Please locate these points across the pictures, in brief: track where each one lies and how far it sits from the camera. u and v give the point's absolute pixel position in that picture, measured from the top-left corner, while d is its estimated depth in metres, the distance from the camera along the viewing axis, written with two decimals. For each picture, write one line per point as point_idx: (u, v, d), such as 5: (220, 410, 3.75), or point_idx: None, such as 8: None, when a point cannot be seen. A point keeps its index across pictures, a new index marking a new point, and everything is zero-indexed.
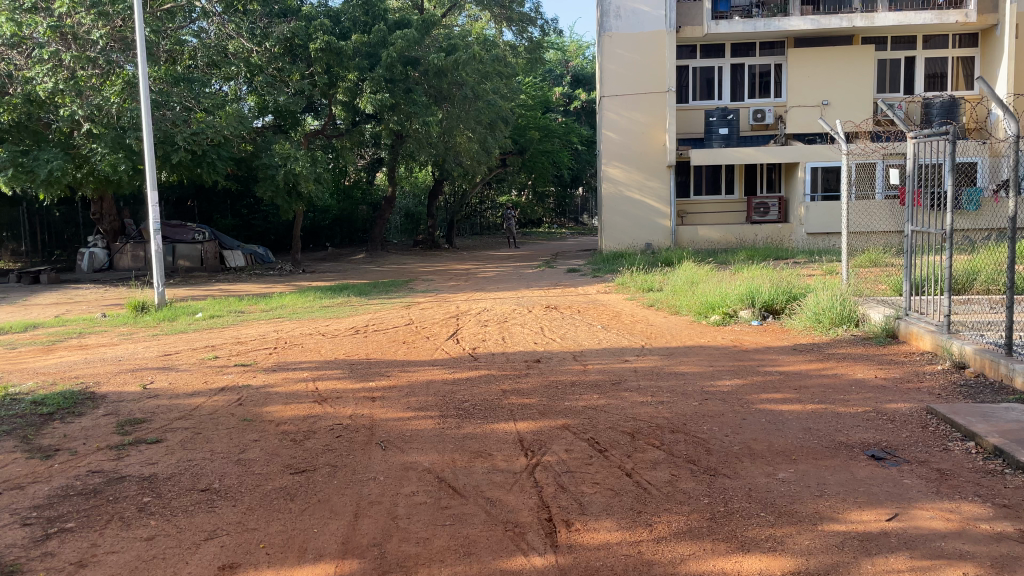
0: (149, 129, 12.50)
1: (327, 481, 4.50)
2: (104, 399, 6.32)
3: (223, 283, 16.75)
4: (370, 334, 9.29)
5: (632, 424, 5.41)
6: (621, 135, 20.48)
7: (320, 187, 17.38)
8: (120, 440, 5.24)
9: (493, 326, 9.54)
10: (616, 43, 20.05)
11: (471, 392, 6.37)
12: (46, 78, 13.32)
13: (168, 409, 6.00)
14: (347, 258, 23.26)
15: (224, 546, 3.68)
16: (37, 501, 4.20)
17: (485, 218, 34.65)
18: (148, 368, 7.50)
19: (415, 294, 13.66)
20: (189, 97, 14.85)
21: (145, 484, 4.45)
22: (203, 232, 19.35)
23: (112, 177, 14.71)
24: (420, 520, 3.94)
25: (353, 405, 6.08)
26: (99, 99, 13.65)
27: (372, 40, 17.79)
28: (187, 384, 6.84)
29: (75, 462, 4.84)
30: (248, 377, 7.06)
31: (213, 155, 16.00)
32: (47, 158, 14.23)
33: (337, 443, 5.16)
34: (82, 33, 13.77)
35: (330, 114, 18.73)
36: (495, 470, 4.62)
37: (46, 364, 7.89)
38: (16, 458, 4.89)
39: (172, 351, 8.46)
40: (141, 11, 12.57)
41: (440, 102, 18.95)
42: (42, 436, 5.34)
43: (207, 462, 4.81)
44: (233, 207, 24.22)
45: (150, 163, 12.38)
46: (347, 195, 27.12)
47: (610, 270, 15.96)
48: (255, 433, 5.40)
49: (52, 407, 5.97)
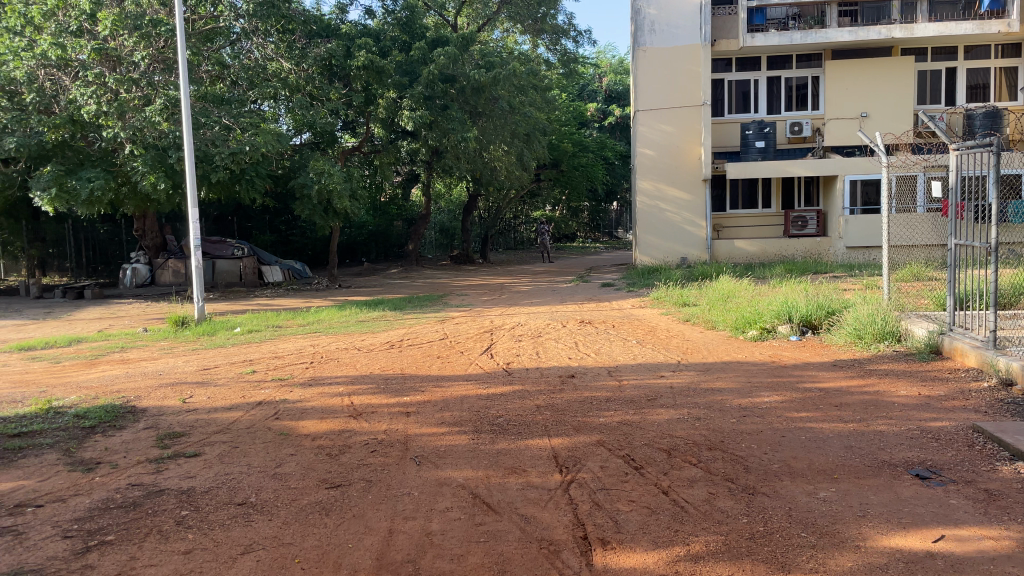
0: (189, 146, 12.60)
1: (362, 496, 4.51)
2: (145, 413, 6.43)
3: (261, 299, 16.85)
4: (405, 349, 9.31)
5: (669, 441, 5.33)
6: (655, 149, 20.38)
7: (356, 203, 17.57)
8: (160, 453, 5.32)
9: (527, 342, 9.49)
10: (650, 57, 20.04)
11: (505, 408, 6.34)
12: (89, 100, 13.67)
13: (206, 423, 6.08)
14: (382, 273, 23.58)
15: (260, 561, 3.70)
16: (78, 514, 4.27)
17: (519, 233, 34.77)
18: (186, 383, 7.59)
19: (450, 308, 13.75)
20: (229, 116, 14.95)
21: (184, 498, 4.50)
22: (242, 247, 19.70)
23: (152, 196, 15.11)
24: (455, 536, 3.93)
25: (388, 420, 6.11)
26: (140, 120, 13.81)
27: (410, 57, 17.97)
28: (224, 398, 6.93)
29: (116, 474, 4.92)
30: (285, 392, 7.11)
31: (252, 173, 16.36)
32: (90, 177, 14.54)
33: (372, 458, 5.19)
34: (125, 55, 14.10)
35: (367, 132, 18.85)
36: (530, 487, 4.59)
37: (89, 377, 8.05)
38: (59, 471, 4.99)
39: (211, 365, 8.58)
40: (182, 34, 12.68)
41: (476, 117, 19.00)
42: (84, 449, 5.44)
43: (245, 476, 4.86)
44: (271, 223, 24.68)
45: (190, 180, 12.47)
46: (383, 212, 27.45)
47: (646, 285, 15.81)
48: (291, 446, 5.45)
49: (94, 421, 6.09)
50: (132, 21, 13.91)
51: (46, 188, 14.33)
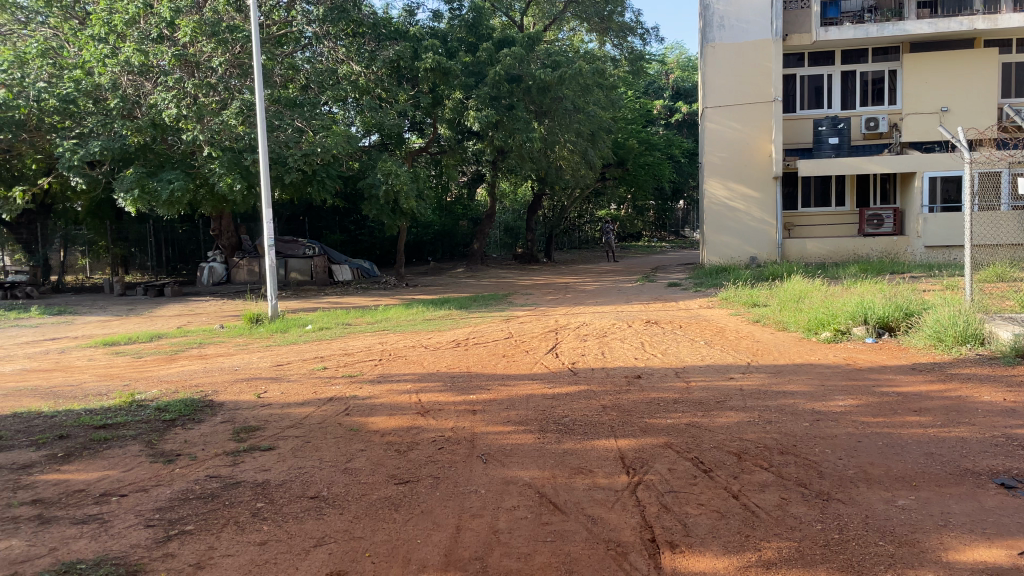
0: (264, 149, 12.96)
1: (430, 492, 4.57)
2: (222, 407, 6.65)
3: (331, 297, 17.22)
4: (471, 347, 9.39)
5: (739, 444, 5.24)
6: (724, 147, 20.00)
7: (423, 203, 17.80)
8: (236, 446, 5.49)
9: (593, 341, 9.45)
10: (719, 53, 19.69)
11: (571, 408, 6.33)
12: (170, 104, 14.19)
13: (280, 418, 6.25)
14: (447, 272, 23.82)
15: (332, 554, 3.78)
16: (160, 503, 4.45)
17: (583, 232, 34.66)
18: (260, 379, 7.81)
19: (515, 307, 13.79)
20: (301, 119, 15.31)
21: (258, 490, 4.63)
22: (314, 246, 20.33)
23: (229, 196, 15.61)
24: (521, 535, 3.94)
25: (455, 417, 6.17)
26: (218, 123, 14.26)
27: (477, 58, 18.11)
28: (296, 393, 7.12)
29: (195, 466, 5.11)
30: (355, 388, 7.26)
31: (323, 174, 16.76)
32: (170, 179, 15.08)
33: (439, 455, 5.24)
34: (203, 61, 14.59)
35: (434, 133, 19.08)
36: (597, 487, 4.57)
37: (170, 372, 8.36)
38: (142, 462, 5.20)
39: (284, 361, 8.81)
40: (257, 39, 13.05)
41: (542, 117, 19.04)
42: (165, 441, 5.65)
43: (316, 470, 4.98)
44: (341, 223, 25.21)
45: (265, 181, 12.83)
46: (449, 211, 27.73)
47: (714, 284, 15.56)
48: (361, 442, 5.56)
49: (174, 414, 6.33)
50: (210, 28, 14.38)
51: (130, 189, 14.92)
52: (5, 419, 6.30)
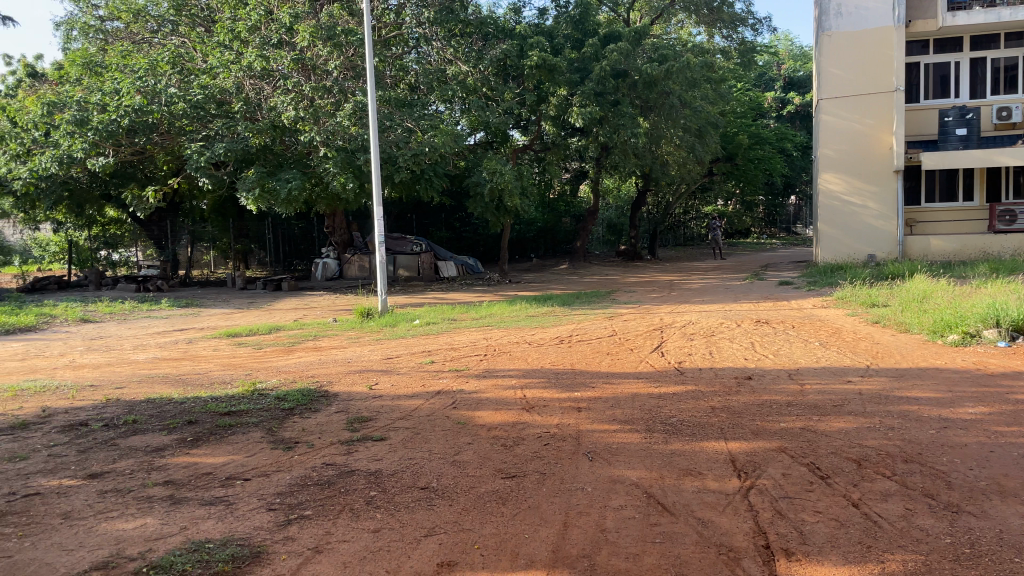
0: (375, 148, 13.33)
1: (537, 488, 4.59)
2: (336, 397, 6.91)
3: (437, 293, 17.58)
4: (575, 344, 9.37)
5: (858, 451, 5.02)
6: (840, 139, 19.18)
7: (528, 200, 17.90)
8: (350, 436, 5.69)
9: (700, 341, 9.26)
10: (836, 42, 18.97)
11: (679, 408, 6.23)
12: (289, 107, 14.82)
13: (390, 410, 6.44)
14: (550, 269, 23.86)
15: (442, 544, 3.87)
16: (280, 488, 4.67)
17: (689, 228, 33.98)
18: (371, 371, 8.07)
19: (618, 305, 13.68)
20: (410, 119, 15.65)
21: (371, 479, 4.79)
22: (421, 243, 20.99)
23: (342, 195, 16.18)
24: (629, 535, 3.91)
25: (560, 414, 6.18)
26: (332, 124, 14.78)
27: (583, 54, 18.03)
28: (406, 385, 7.32)
29: (312, 454, 5.33)
30: (461, 383, 7.39)
31: (431, 173, 17.10)
32: (288, 178, 15.76)
33: (545, 451, 5.26)
34: (320, 64, 15.16)
35: (538, 130, 19.14)
36: (707, 490, 4.48)
37: (287, 363, 8.75)
38: (263, 448, 5.47)
39: (393, 354, 9.06)
40: (369, 42, 13.43)
41: (647, 112, 18.79)
42: (285, 429, 5.92)
43: (426, 462, 5.10)
44: (446, 220, 25.70)
45: (376, 179, 13.20)
46: (552, 208, 27.78)
47: (828, 283, 14.94)
48: (468, 436, 5.65)
49: (292, 403, 6.62)
50: (326, 32, 14.90)
51: (251, 189, 15.68)
52: (142, 403, 6.77)
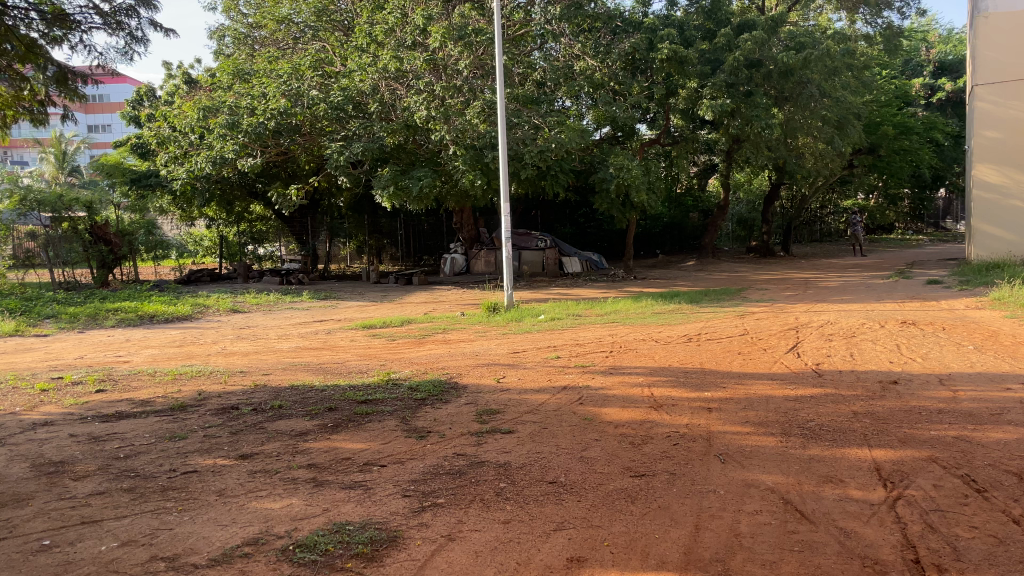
0: (504, 146, 13.48)
1: (666, 488, 4.52)
2: (465, 389, 7.07)
3: (563, 288, 17.64)
4: (704, 343, 9.16)
5: (1019, 464, 4.64)
6: (998, 128, 17.74)
7: (655, 196, 17.64)
8: (480, 428, 5.80)
9: (839, 342, 8.83)
10: (994, 23, 17.50)
11: (817, 411, 5.97)
12: (421, 107, 15.28)
13: (518, 403, 6.51)
14: (677, 265, 23.42)
15: (571, 539, 3.88)
16: (414, 476, 4.82)
17: (825, 224, 32.45)
18: (499, 364, 8.20)
19: (749, 303, 13.25)
20: (538, 116, 15.72)
21: (501, 471, 4.87)
22: (546, 239, 20.95)
23: (471, 191, 16.52)
24: (765, 541, 3.78)
25: (689, 414, 6.06)
26: (461, 123, 15.08)
27: (714, 45, 17.57)
28: (533, 380, 7.39)
29: (444, 443, 5.47)
30: (588, 379, 7.39)
31: (557, 169, 17.16)
32: (420, 176, 16.22)
33: (674, 451, 5.18)
34: (451, 64, 15.50)
35: (667, 124, 18.83)
36: (849, 499, 4.26)
37: (418, 355, 9.04)
38: (398, 436, 5.67)
39: (520, 349, 9.16)
40: (499, 40, 13.57)
41: (782, 103, 18.08)
42: (417, 418, 6.12)
43: (554, 456, 5.12)
44: (571, 216, 25.76)
45: (503, 176, 13.37)
46: (679, 203, 27.27)
47: (983, 283, 13.88)
48: (596, 432, 5.64)
49: (424, 394, 6.84)
50: (457, 33, 15.21)
51: (385, 187, 16.32)
52: (286, 389, 7.18)
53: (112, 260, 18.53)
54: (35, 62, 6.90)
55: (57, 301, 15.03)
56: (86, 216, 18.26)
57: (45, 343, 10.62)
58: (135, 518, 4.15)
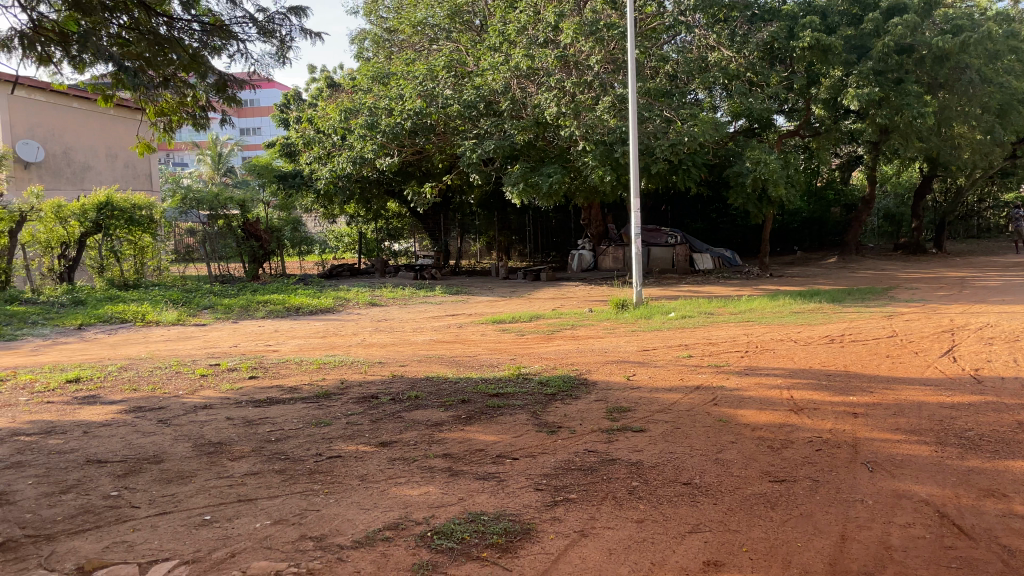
0: (635, 142, 13.27)
1: (808, 495, 4.34)
2: (596, 386, 7.05)
3: (694, 286, 17.24)
4: (848, 344, 8.70)
5: None
6: None
7: (794, 190, 16.94)
8: (610, 425, 5.77)
9: (1002, 346, 8.16)
10: None
11: (976, 420, 5.54)
12: (551, 103, 15.34)
13: (650, 402, 6.43)
14: (816, 263, 22.38)
15: (707, 542, 3.78)
16: (546, 470, 4.86)
17: (984, 218, 30.07)
18: (628, 362, 8.11)
19: (897, 303, 12.47)
20: (670, 109, 15.41)
21: (633, 469, 4.81)
22: (676, 235, 20.52)
23: (600, 187, 16.44)
24: (920, 555, 3.55)
25: (832, 418, 5.78)
26: (591, 119, 14.97)
27: (860, 31, 16.66)
28: (664, 379, 7.27)
29: (575, 440, 5.48)
30: (722, 379, 7.19)
31: (689, 163, 16.78)
32: (549, 173, 16.27)
33: (817, 457, 4.95)
34: (582, 59, 15.40)
35: (807, 115, 18.04)
36: (1016, 516, 3.94)
37: (547, 350, 9.09)
38: (529, 430, 5.73)
39: (650, 347, 9.03)
40: (631, 33, 13.38)
41: (935, 90, 16.95)
42: (548, 413, 6.16)
43: (687, 457, 5.02)
44: (703, 212, 25.14)
45: (634, 172, 13.17)
46: (819, 197, 26.05)
47: None
48: (731, 434, 5.48)
49: (554, 389, 6.87)
50: (589, 28, 15.13)
51: (516, 183, 16.60)
52: (421, 381, 7.41)
53: (262, 254, 19.78)
54: (198, 72, 7.31)
55: (214, 293, 16.23)
56: (240, 214, 19.59)
57: (204, 332, 11.49)
58: (286, 498, 4.40)
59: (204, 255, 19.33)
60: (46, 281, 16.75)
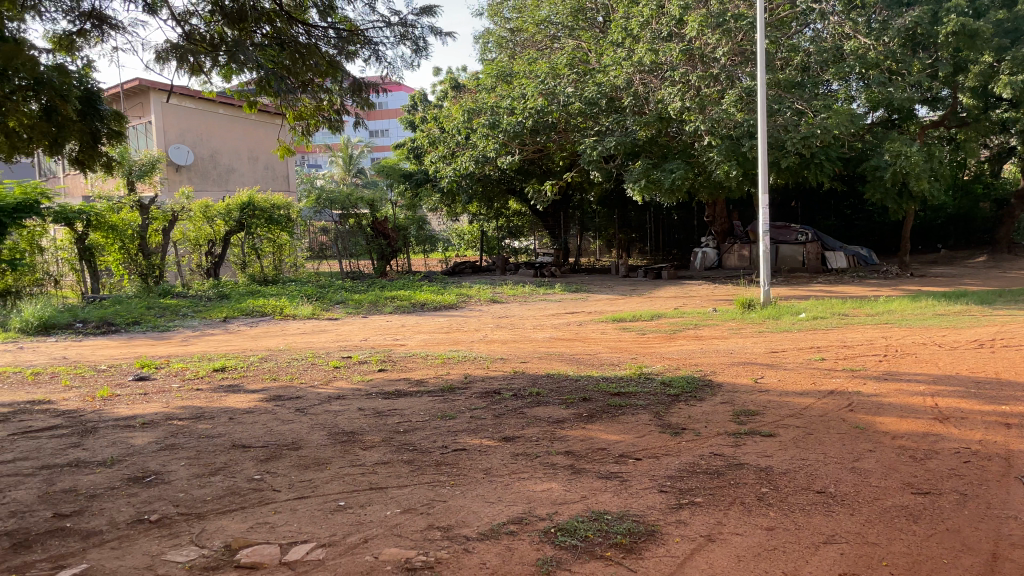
0: (764, 136, 12.78)
1: (956, 509, 4.06)
2: (721, 388, 6.86)
3: (827, 285, 16.46)
4: (1000, 350, 8.06)
5: None
6: None
7: (938, 184, 15.88)
8: (738, 428, 5.60)
9: None
10: None
11: None
12: (675, 98, 14.95)
13: (779, 406, 6.19)
14: (964, 261, 20.86)
15: (844, 554, 3.61)
16: (671, 472, 4.77)
17: None
18: (756, 364, 7.85)
19: None
20: (803, 100, 14.77)
21: (762, 475, 4.65)
22: (806, 232, 19.80)
23: (726, 183, 15.99)
24: None
25: (983, 429, 5.38)
26: (718, 112, 14.56)
27: (1016, 13, 15.49)
28: (795, 382, 6.98)
29: (700, 442, 5.36)
30: (858, 384, 6.82)
31: (822, 156, 16.03)
32: (672, 169, 15.97)
33: (965, 469, 4.62)
34: (708, 53, 15.00)
35: (953, 104, 16.88)
36: None
37: (671, 350, 8.92)
38: (652, 430, 5.65)
39: (779, 349, 8.70)
40: (761, 23, 12.89)
41: None
42: (672, 414, 6.05)
43: (821, 464, 4.80)
44: (836, 208, 24.01)
45: (763, 167, 12.68)
46: (967, 191, 24.28)
47: None
48: (869, 442, 5.20)
49: (678, 390, 6.75)
50: (716, 20, 14.69)
51: (637, 180, 16.43)
52: (542, 378, 7.45)
53: (390, 252, 20.55)
54: (335, 77, 7.70)
55: (345, 288, 16.97)
56: (369, 213, 20.42)
57: (336, 326, 12.04)
58: (414, 488, 4.54)
59: (337, 253, 20.25)
60: (195, 276, 18.07)
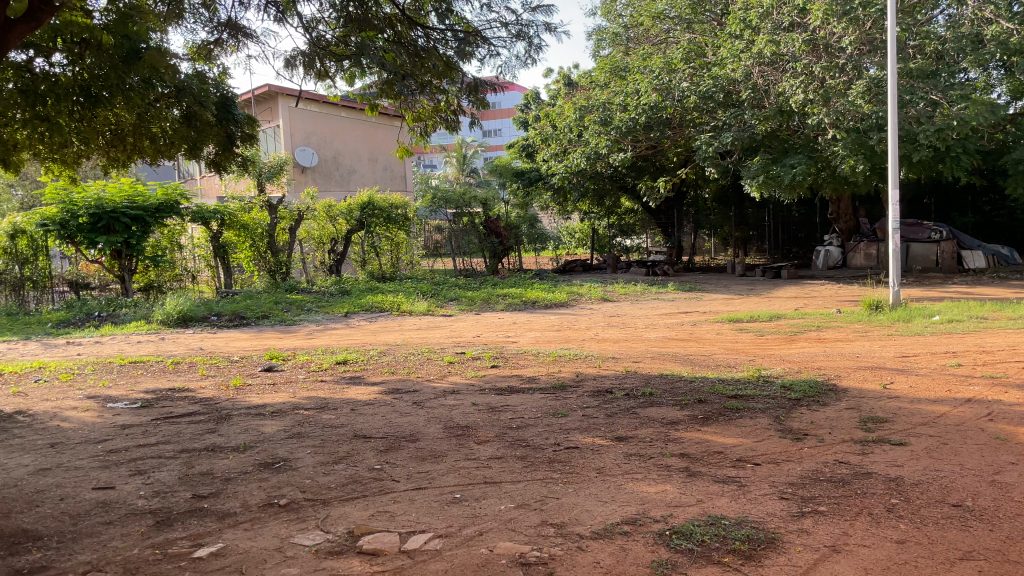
0: (895, 128, 12.09)
1: None
2: (846, 393, 6.55)
3: (964, 286, 15.42)
4: None
5: None
6: None
7: None
8: (864, 436, 5.34)
9: None
10: None
11: None
12: (798, 90, 14.46)
13: (911, 413, 5.85)
14: None
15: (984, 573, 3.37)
16: (792, 479, 4.60)
17: None
18: (884, 368, 7.44)
19: None
20: (937, 90, 13.90)
21: (892, 485, 4.41)
22: (940, 230, 18.64)
23: (851, 178, 15.26)
24: None
25: None
26: (843, 105, 13.92)
27: None
28: (928, 389, 6.57)
29: (823, 449, 5.13)
30: (1000, 392, 6.35)
31: (959, 149, 15.02)
32: (792, 164, 15.35)
33: None
34: (834, 43, 14.26)
35: None
36: None
37: (791, 352, 8.60)
38: (772, 435, 5.46)
39: (910, 353, 8.21)
40: (892, 10, 12.18)
41: None
42: (792, 419, 5.83)
43: (957, 477, 4.51)
44: (974, 203, 22.44)
45: (893, 161, 12.05)
46: None
47: None
48: (1012, 455, 4.83)
49: (799, 394, 6.50)
50: (841, 7, 13.84)
51: (755, 176, 15.98)
52: (656, 378, 7.35)
53: (502, 250, 20.76)
54: (451, 78, 7.87)
55: (459, 286, 17.30)
56: (482, 211, 20.75)
57: (451, 322, 12.31)
58: (527, 484, 4.58)
59: (451, 251, 20.44)
60: (318, 273, 19.00)
